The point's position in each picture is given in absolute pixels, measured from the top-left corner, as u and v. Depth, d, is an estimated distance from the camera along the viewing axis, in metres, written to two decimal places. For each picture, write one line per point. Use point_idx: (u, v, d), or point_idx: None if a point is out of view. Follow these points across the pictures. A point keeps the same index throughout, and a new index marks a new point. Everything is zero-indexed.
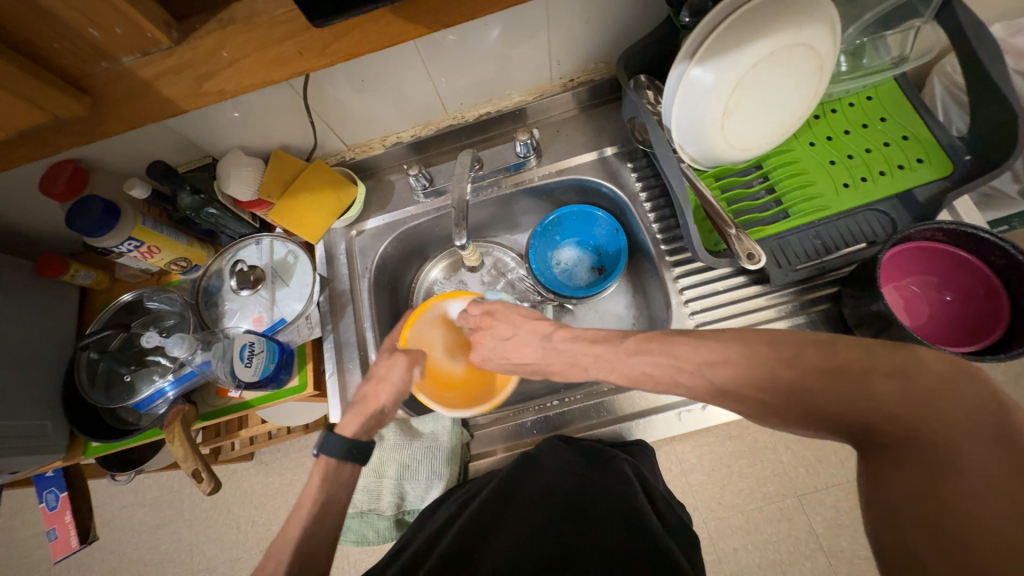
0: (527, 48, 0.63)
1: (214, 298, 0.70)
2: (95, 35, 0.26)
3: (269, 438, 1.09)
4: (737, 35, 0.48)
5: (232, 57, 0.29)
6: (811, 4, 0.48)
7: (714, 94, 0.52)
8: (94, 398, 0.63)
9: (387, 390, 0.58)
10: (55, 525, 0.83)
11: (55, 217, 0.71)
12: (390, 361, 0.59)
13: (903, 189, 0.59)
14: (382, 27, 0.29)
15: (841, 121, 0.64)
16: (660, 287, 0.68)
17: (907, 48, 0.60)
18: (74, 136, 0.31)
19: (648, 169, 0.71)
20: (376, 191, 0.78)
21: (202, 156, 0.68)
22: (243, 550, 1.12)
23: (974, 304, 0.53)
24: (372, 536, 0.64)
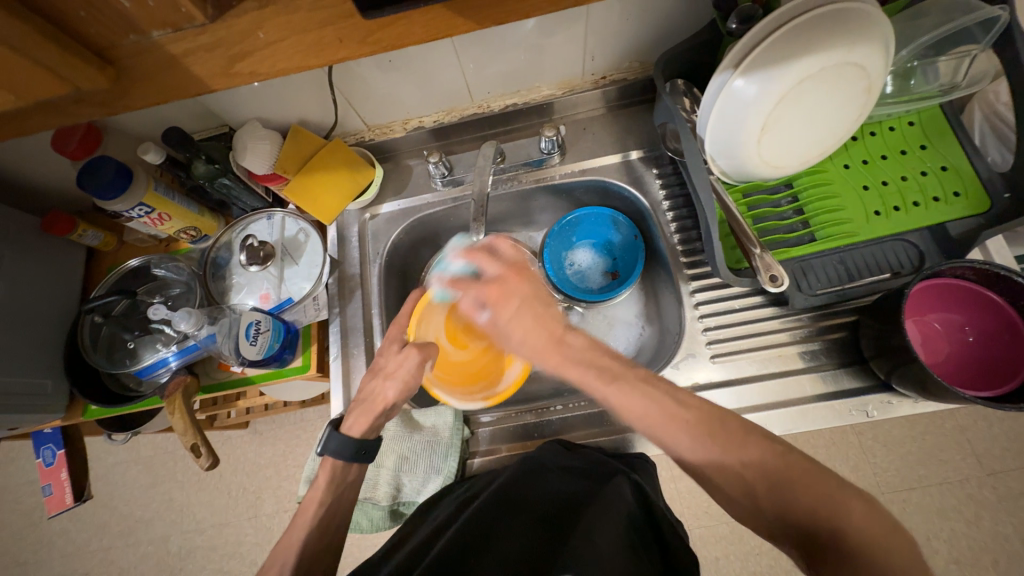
0: (562, 40, 0.60)
1: (222, 271, 0.69)
2: (125, 6, 0.24)
3: (265, 410, 1.09)
4: (787, 47, 0.46)
5: (269, 38, 0.27)
6: (869, 21, 0.46)
7: (754, 108, 0.50)
8: (96, 362, 0.63)
9: (395, 386, 0.55)
10: (50, 481, 0.84)
11: (64, 174, 0.70)
12: (401, 356, 0.56)
13: (935, 223, 0.57)
14: (429, 19, 0.28)
15: (879, 145, 0.61)
16: (674, 300, 0.67)
17: (959, 76, 0.58)
18: (92, 107, 0.29)
19: (673, 177, 0.69)
20: (393, 174, 0.76)
21: (219, 125, 0.67)
22: (231, 515, 1.14)
23: (996, 350, 0.52)
24: (365, 525, 0.62)
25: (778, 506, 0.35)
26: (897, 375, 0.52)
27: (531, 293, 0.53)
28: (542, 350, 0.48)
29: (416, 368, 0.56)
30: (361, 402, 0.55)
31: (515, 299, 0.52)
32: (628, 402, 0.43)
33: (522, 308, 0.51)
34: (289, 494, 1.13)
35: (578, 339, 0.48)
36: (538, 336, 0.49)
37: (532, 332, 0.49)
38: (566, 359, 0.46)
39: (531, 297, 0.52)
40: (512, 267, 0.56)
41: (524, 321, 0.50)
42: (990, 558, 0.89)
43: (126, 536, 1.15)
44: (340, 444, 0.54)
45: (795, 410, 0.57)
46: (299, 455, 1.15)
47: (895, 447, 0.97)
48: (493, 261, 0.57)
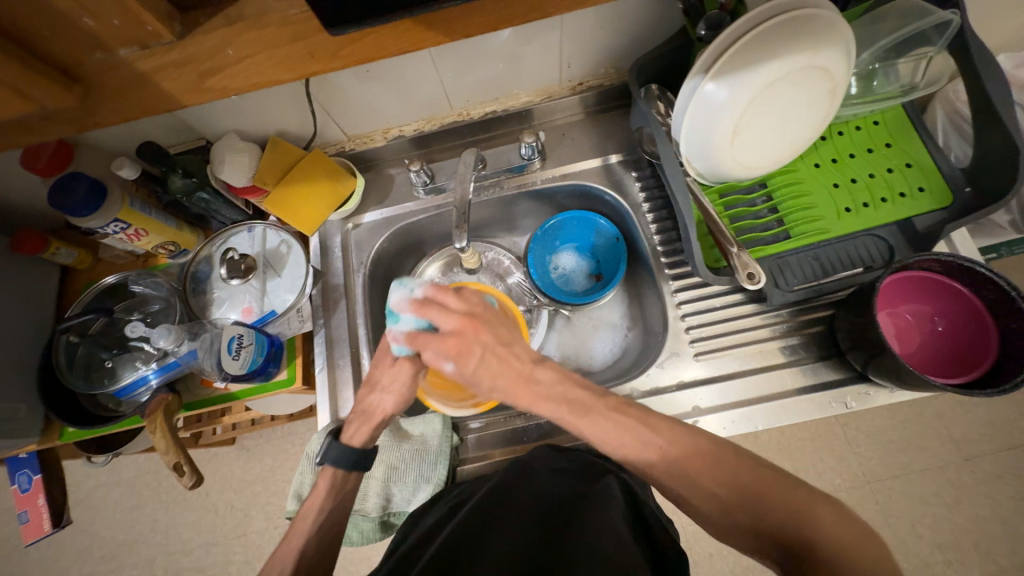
0: (538, 48, 0.61)
1: (203, 285, 0.68)
2: (90, 24, 0.25)
3: (252, 425, 1.07)
4: (754, 52, 0.47)
5: (239, 54, 0.27)
6: (830, 27, 0.48)
7: (726, 112, 0.51)
8: (73, 383, 0.61)
9: (391, 399, 0.54)
10: (27, 508, 0.81)
11: (36, 192, 0.68)
12: (394, 371, 0.54)
13: (902, 217, 0.59)
14: (399, 35, 0.28)
15: (847, 144, 0.64)
16: (657, 300, 0.68)
17: (918, 78, 0.61)
18: (59, 125, 0.28)
19: (652, 179, 0.71)
20: (375, 183, 0.76)
21: (195, 138, 0.66)
22: (219, 534, 1.11)
23: (964, 338, 0.54)
24: (355, 537, 0.62)
25: (751, 514, 0.37)
26: (872, 366, 0.54)
27: (493, 341, 0.49)
28: (512, 390, 0.47)
29: (410, 380, 0.54)
30: (359, 414, 0.55)
31: (478, 348, 0.48)
32: (612, 403, 0.44)
33: (487, 355, 0.48)
34: (279, 510, 1.11)
35: (547, 373, 0.47)
36: (506, 376, 0.48)
37: (501, 373, 0.48)
38: (535, 397, 0.46)
39: (494, 342, 0.49)
40: (467, 316, 0.49)
41: (489, 367, 0.48)
42: (971, 541, 0.92)
43: (109, 561, 1.12)
44: (326, 455, 0.53)
45: (777, 404, 0.58)
46: (288, 470, 1.14)
47: (877, 436, 0.99)
48: (446, 312, 0.49)
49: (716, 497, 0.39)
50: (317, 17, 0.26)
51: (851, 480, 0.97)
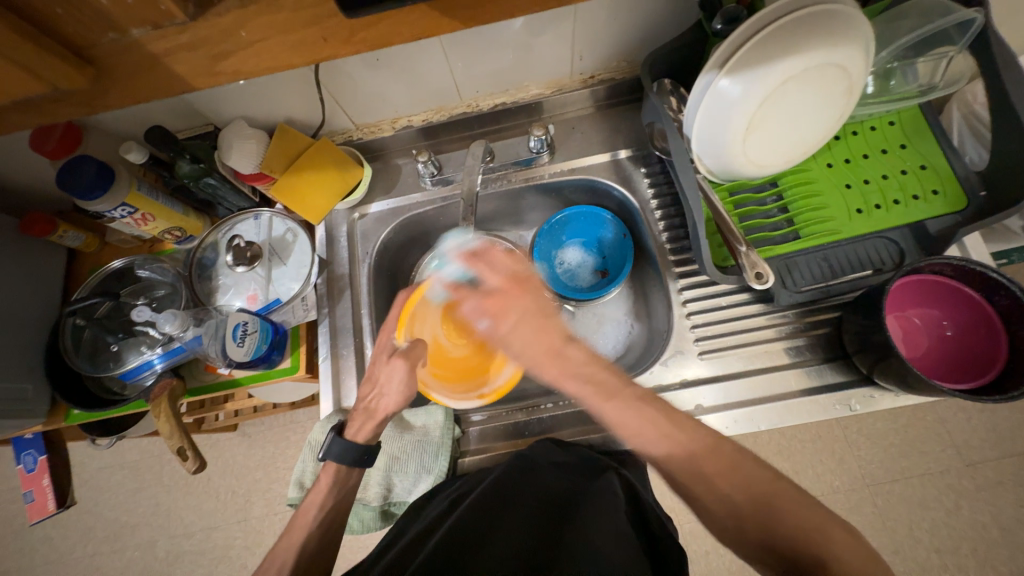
0: (550, 39, 0.61)
1: (209, 271, 0.68)
2: (103, 3, 0.24)
3: (254, 412, 1.08)
4: (770, 48, 0.47)
5: (252, 37, 0.27)
6: (848, 24, 0.47)
7: (739, 108, 0.50)
8: (79, 365, 0.62)
9: (389, 397, 0.55)
10: (31, 487, 0.82)
11: (44, 174, 0.68)
12: (390, 368, 0.55)
13: (915, 220, 0.58)
14: (414, 19, 0.28)
15: (861, 144, 0.63)
16: (663, 297, 0.67)
17: (937, 77, 0.60)
18: (70, 108, 0.28)
19: (661, 176, 0.70)
20: (382, 173, 0.76)
21: (203, 123, 0.66)
22: (220, 518, 1.12)
23: (973, 343, 0.54)
24: (356, 525, 0.62)
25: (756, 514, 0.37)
26: (878, 369, 0.53)
27: (531, 309, 0.56)
28: (541, 360, 0.52)
29: (405, 379, 0.55)
30: (361, 412, 0.55)
31: (514, 314, 0.56)
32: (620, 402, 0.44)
33: (522, 321, 0.55)
34: (279, 497, 1.12)
35: (578, 354, 0.51)
36: (539, 346, 0.53)
37: (533, 342, 0.53)
38: (566, 372, 0.49)
39: (530, 313, 0.55)
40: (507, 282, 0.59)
41: (525, 335, 0.54)
42: (969, 547, 0.92)
43: (112, 542, 1.13)
44: (330, 445, 0.54)
45: (780, 405, 0.58)
46: (289, 457, 1.14)
47: (878, 440, 0.99)
48: (493, 273, 0.60)
49: (721, 497, 0.39)
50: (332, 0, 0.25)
51: (850, 483, 0.97)
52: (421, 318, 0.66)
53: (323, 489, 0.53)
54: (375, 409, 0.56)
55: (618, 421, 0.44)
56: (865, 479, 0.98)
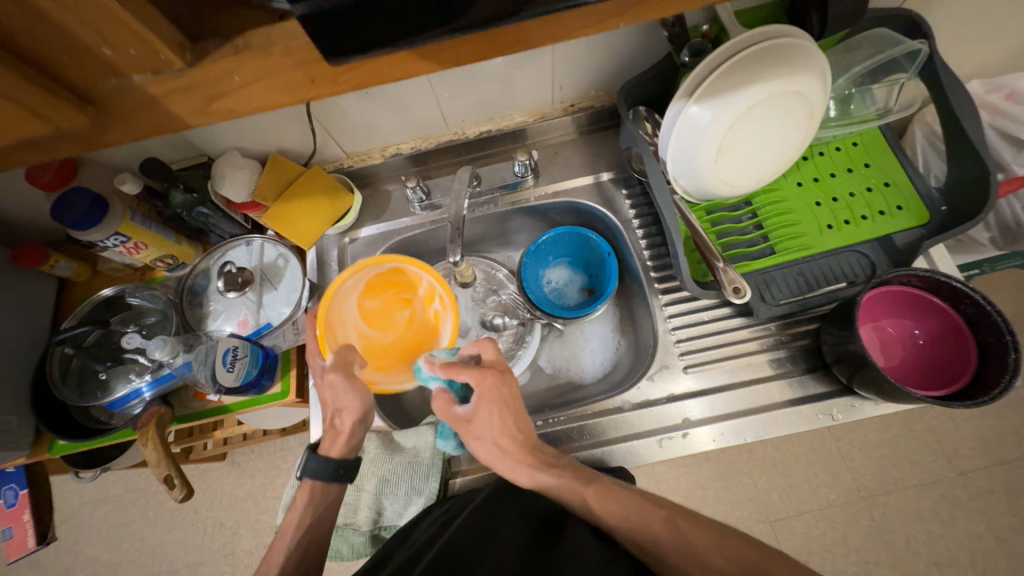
0: (531, 72, 0.64)
1: (200, 298, 0.69)
2: (107, 53, 0.26)
3: (244, 439, 1.07)
4: (734, 78, 0.50)
5: (245, 80, 0.29)
6: (805, 55, 0.50)
7: (710, 133, 0.53)
8: (65, 395, 0.61)
9: (349, 411, 0.55)
10: (11, 524, 0.80)
11: (38, 206, 0.69)
12: (330, 383, 0.56)
13: (883, 234, 0.61)
14: (397, 63, 0.30)
15: (828, 163, 0.66)
16: (647, 314, 0.69)
17: (892, 101, 0.63)
18: (71, 144, 0.29)
19: (642, 196, 0.73)
20: (372, 199, 0.78)
21: (197, 154, 0.68)
22: (207, 553, 1.09)
23: (944, 350, 0.56)
24: (345, 551, 0.61)
25: None
26: (856, 378, 0.55)
27: (509, 396, 0.53)
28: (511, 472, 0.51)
29: (352, 386, 0.56)
30: (328, 431, 0.55)
31: (496, 398, 0.53)
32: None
33: (503, 409, 0.52)
34: (269, 528, 1.09)
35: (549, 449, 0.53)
36: (508, 454, 0.51)
37: (506, 431, 0.52)
38: (537, 471, 0.50)
39: (511, 404, 0.53)
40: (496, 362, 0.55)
41: (498, 425, 0.52)
42: (967, 557, 0.92)
43: None
44: (314, 471, 0.53)
45: (766, 416, 0.59)
46: (280, 486, 1.12)
47: (870, 451, 0.99)
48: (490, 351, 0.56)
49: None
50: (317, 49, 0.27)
51: (845, 496, 0.97)
52: (334, 326, 0.62)
53: (311, 506, 0.53)
54: (342, 426, 0.56)
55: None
56: (860, 491, 0.98)
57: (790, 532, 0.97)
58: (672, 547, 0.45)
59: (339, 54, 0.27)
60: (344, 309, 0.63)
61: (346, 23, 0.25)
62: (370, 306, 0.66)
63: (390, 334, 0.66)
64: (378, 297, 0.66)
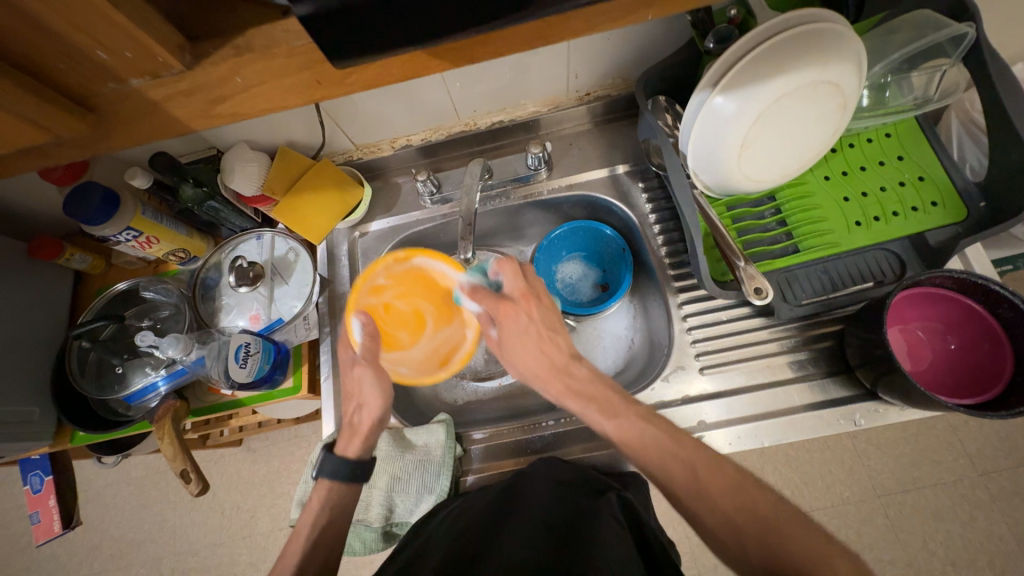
0: (545, 59, 0.61)
1: (212, 292, 0.69)
2: (102, 58, 0.24)
3: (259, 427, 1.08)
4: (763, 67, 0.47)
5: (247, 83, 0.28)
6: (841, 41, 0.47)
7: (734, 125, 0.50)
8: (84, 388, 0.62)
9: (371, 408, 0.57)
10: (38, 508, 0.83)
11: (51, 200, 0.69)
12: (357, 376, 0.57)
13: (914, 231, 0.58)
14: (406, 62, 0.28)
15: (858, 156, 0.63)
16: (663, 311, 0.67)
17: (932, 90, 0.59)
18: (72, 150, 0.29)
19: (659, 190, 0.70)
20: (382, 192, 0.76)
21: (206, 147, 0.67)
22: (226, 535, 1.12)
23: (978, 356, 0.53)
24: (358, 547, 0.62)
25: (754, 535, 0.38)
26: (881, 384, 0.53)
27: (542, 323, 0.56)
28: (545, 376, 0.55)
29: (376, 381, 0.57)
30: (347, 429, 0.57)
31: (523, 319, 0.57)
32: (632, 420, 0.48)
33: (529, 330, 0.56)
34: (284, 512, 1.12)
35: (582, 371, 0.54)
36: (539, 360, 0.55)
37: (534, 352, 0.56)
38: (568, 390, 0.53)
39: (551, 317, 0.57)
40: (522, 291, 0.58)
41: (532, 337, 0.56)
42: (987, 559, 0.90)
43: (119, 559, 1.14)
44: (333, 470, 0.54)
45: (784, 420, 0.57)
46: (294, 473, 1.14)
47: (889, 450, 0.97)
48: (516, 279, 0.58)
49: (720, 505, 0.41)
50: (322, 54, 0.26)
51: (861, 494, 0.96)
52: (434, 357, 0.64)
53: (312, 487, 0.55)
54: (361, 424, 0.58)
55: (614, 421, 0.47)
56: (875, 490, 0.96)
57: None
58: None
59: (345, 58, 0.26)
60: (418, 352, 0.64)
61: (353, 27, 0.24)
62: (404, 329, 0.64)
63: (424, 308, 0.65)
64: (392, 324, 0.63)
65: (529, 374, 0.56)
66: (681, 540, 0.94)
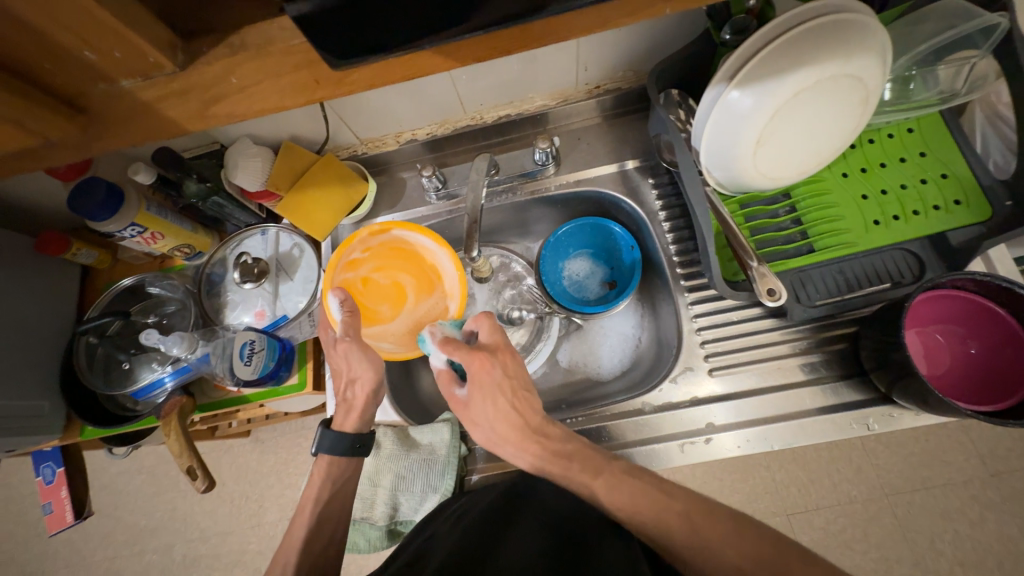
0: (554, 52, 0.59)
1: (217, 288, 0.69)
2: (92, 58, 0.24)
3: (266, 419, 1.09)
4: (782, 59, 0.45)
5: (243, 83, 0.27)
6: (865, 33, 0.45)
7: (750, 121, 0.49)
8: (92, 383, 0.63)
9: (360, 382, 0.56)
10: (50, 499, 0.84)
11: (57, 195, 0.69)
12: (342, 353, 0.56)
13: (935, 231, 0.56)
14: (408, 60, 0.27)
15: (878, 152, 0.60)
16: (671, 311, 0.66)
17: (959, 83, 0.56)
18: (67, 152, 0.28)
19: (669, 187, 0.68)
20: (387, 188, 0.75)
21: (210, 142, 0.66)
22: (234, 524, 1.14)
23: (1000, 362, 0.51)
24: (362, 545, 0.62)
25: None
26: (897, 388, 0.52)
27: (514, 381, 0.55)
28: (520, 443, 0.52)
29: (364, 356, 0.56)
30: (341, 404, 0.57)
31: (492, 379, 0.54)
32: (614, 481, 0.48)
33: (501, 387, 0.54)
34: (291, 502, 1.13)
35: (558, 432, 0.53)
36: (510, 425, 0.53)
37: (505, 415, 0.53)
38: (546, 451, 0.51)
39: (520, 380, 0.55)
40: (498, 343, 0.57)
41: (502, 407, 0.54)
42: (995, 560, 0.89)
43: (131, 545, 1.16)
44: (331, 445, 0.55)
45: (795, 423, 0.56)
46: (301, 464, 1.15)
47: (900, 450, 0.96)
48: (492, 334, 0.57)
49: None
50: (320, 53, 0.25)
51: (870, 494, 0.94)
52: (416, 330, 0.65)
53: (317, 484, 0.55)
54: (354, 398, 0.57)
55: None
56: (884, 490, 0.95)
57: (807, 527, 0.95)
58: (689, 545, 0.44)
59: (343, 57, 0.25)
60: (401, 325, 0.64)
61: (351, 25, 0.23)
62: (386, 303, 0.65)
63: (403, 280, 0.66)
64: (371, 297, 0.64)
65: (506, 440, 0.53)
66: None
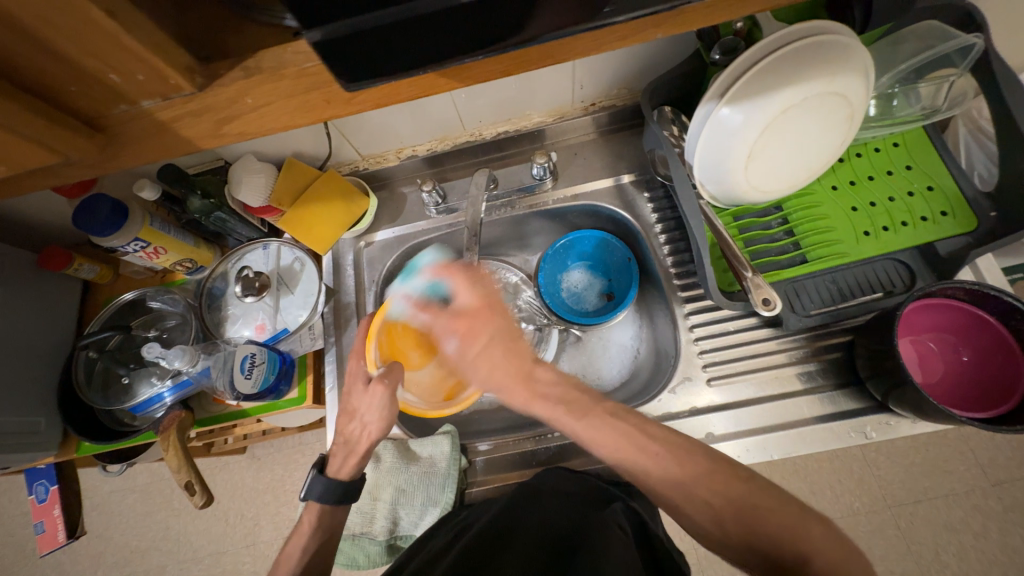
0: (550, 71, 0.62)
1: (218, 302, 0.70)
2: (114, 81, 0.25)
3: (263, 434, 1.08)
4: (770, 78, 0.47)
5: (257, 103, 0.28)
6: (849, 53, 0.47)
7: (740, 136, 0.50)
8: (91, 399, 0.63)
9: (375, 420, 0.55)
10: (42, 518, 0.83)
11: (61, 210, 0.70)
12: (370, 393, 0.55)
13: (924, 241, 0.57)
14: (413, 81, 0.28)
15: (865, 165, 0.62)
16: (669, 322, 0.67)
17: (940, 99, 0.59)
18: (83, 168, 0.29)
19: (664, 200, 0.70)
20: (388, 202, 0.77)
21: (214, 158, 0.67)
22: (228, 543, 1.12)
23: (992, 369, 0.52)
24: (361, 561, 0.62)
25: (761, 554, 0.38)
26: (893, 397, 0.52)
27: (502, 333, 0.61)
28: (515, 385, 0.56)
29: (385, 404, 0.55)
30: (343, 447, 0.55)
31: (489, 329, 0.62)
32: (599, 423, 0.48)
33: (492, 343, 0.61)
34: (287, 520, 1.11)
35: (546, 376, 0.56)
36: (509, 370, 0.57)
37: (501, 363, 0.59)
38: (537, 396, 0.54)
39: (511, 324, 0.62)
40: (484, 299, 0.64)
41: (499, 357, 0.59)
42: (1000, 572, 0.88)
43: (123, 566, 1.14)
44: (321, 493, 0.54)
45: (793, 432, 0.56)
46: (297, 480, 1.14)
47: (900, 460, 0.96)
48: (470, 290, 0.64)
49: (718, 516, 0.41)
50: (330, 75, 0.26)
51: (872, 505, 0.94)
52: (439, 389, 0.66)
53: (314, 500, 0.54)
54: (357, 442, 0.56)
55: (607, 437, 0.47)
56: (885, 500, 0.95)
57: None
58: None
59: (353, 80, 0.26)
60: (427, 377, 0.66)
61: (361, 50, 0.24)
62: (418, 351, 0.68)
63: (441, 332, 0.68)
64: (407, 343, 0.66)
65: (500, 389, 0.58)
66: (688, 549, 0.93)
